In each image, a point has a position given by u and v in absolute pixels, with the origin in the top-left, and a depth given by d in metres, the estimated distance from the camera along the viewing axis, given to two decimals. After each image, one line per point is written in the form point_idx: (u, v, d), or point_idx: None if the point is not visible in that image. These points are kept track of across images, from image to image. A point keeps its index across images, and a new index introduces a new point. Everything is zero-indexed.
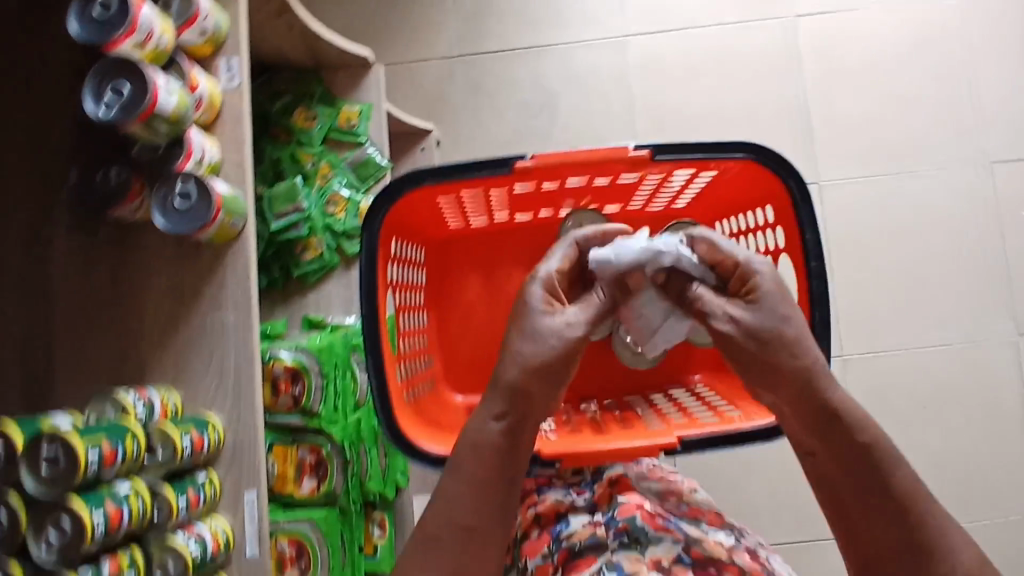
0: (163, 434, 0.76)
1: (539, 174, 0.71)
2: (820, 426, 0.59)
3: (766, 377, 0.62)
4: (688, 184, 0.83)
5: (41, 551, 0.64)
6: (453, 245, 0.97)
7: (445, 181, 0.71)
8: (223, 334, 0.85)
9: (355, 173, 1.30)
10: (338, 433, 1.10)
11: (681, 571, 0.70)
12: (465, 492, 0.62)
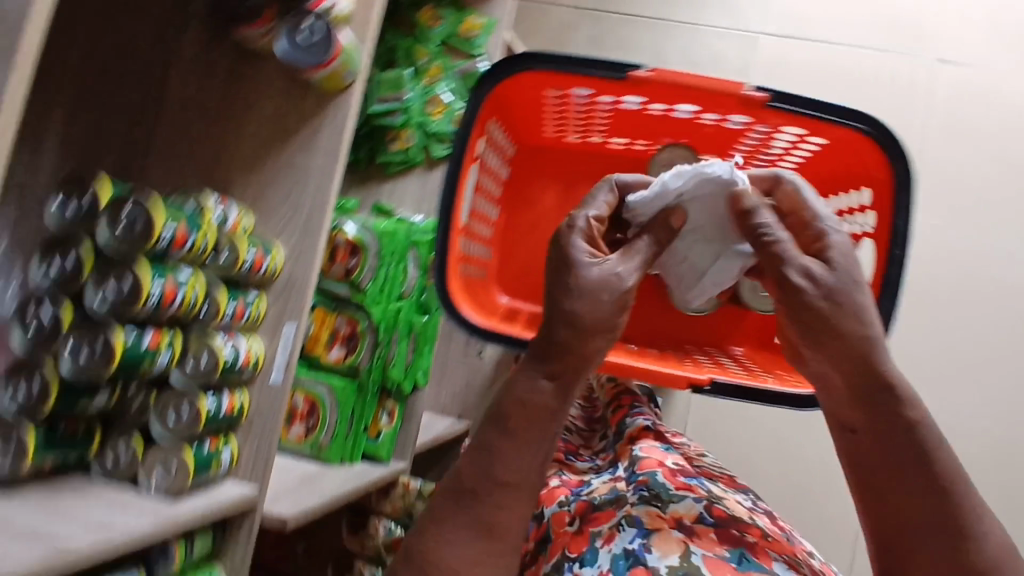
0: (231, 241, 0.79)
1: (652, 87, 0.76)
2: (871, 396, 0.67)
3: (828, 341, 0.69)
4: (792, 151, 0.90)
5: (96, 302, 0.68)
6: (543, 157, 1.02)
7: (559, 69, 0.77)
8: (307, 177, 0.87)
9: (462, 82, 1.32)
10: (376, 317, 1.13)
11: (700, 528, 0.76)
12: (510, 448, 0.71)
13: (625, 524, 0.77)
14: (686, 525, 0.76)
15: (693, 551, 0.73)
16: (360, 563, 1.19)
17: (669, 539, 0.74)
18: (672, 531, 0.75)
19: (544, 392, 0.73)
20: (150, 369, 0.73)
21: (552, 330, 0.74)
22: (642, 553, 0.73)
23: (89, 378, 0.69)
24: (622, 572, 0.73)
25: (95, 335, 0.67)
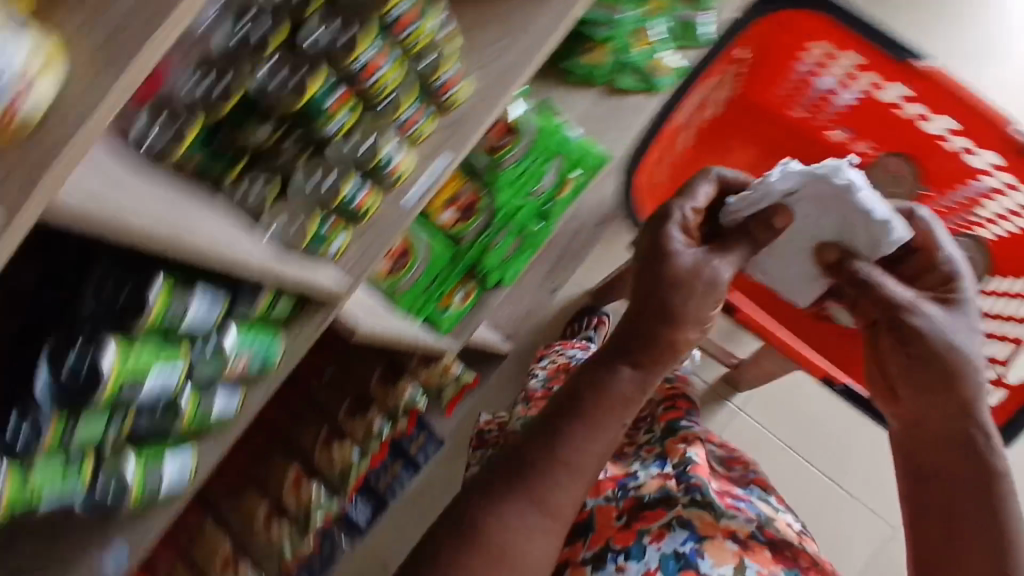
0: (439, 52, 0.79)
1: (909, 76, 1.27)
2: (947, 448, 0.72)
3: (928, 393, 0.76)
4: (1010, 217, 1.32)
5: (307, 42, 0.68)
6: (762, 115, 1.59)
7: (855, 34, 1.25)
8: (522, 33, 0.81)
9: (678, 28, 1.23)
10: (500, 202, 1.12)
11: (754, 547, 0.85)
12: (583, 426, 0.72)
13: (678, 526, 0.86)
14: (739, 537, 0.85)
15: (746, 564, 0.83)
16: (376, 410, 1.21)
17: (723, 550, 0.84)
18: (726, 542, 0.85)
19: (622, 388, 0.75)
20: (320, 129, 0.73)
21: (653, 330, 0.76)
22: (695, 558, 0.83)
23: (269, 105, 0.69)
24: (670, 572, 0.83)
25: (293, 70, 0.68)
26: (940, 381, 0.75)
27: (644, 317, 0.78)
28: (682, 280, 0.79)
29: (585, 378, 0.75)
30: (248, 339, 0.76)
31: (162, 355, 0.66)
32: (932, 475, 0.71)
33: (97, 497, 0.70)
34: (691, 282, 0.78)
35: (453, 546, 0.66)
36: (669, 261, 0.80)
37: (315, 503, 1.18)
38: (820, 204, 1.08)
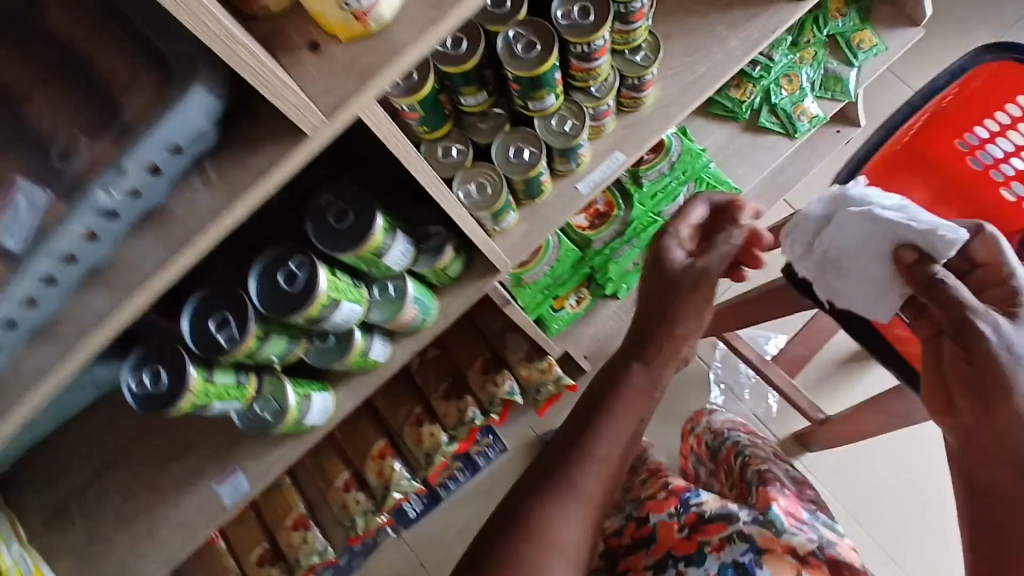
0: (654, 49, 0.78)
1: None
2: (1005, 457, 0.53)
3: (980, 399, 0.56)
4: None
5: (560, 15, 0.67)
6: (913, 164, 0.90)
7: None
8: (715, 49, 0.85)
9: (822, 80, 1.24)
10: (634, 216, 1.14)
11: (816, 567, 0.62)
12: (610, 428, 0.62)
13: (737, 538, 0.66)
14: (800, 552, 0.64)
15: None
16: (470, 398, 1.21)
17: (782, 561, 0.63)
18: (786, 556, 0.63)
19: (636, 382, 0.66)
20: (535, 101, 0.73)
21: (654, 328, 0.70)
22: (753, 571, 0.63)
23: (506, 67, 0.68)
24: None
25: (541, 38, 0.67)
26: (988, 404, 0.55)
27: (653, 318, 0.70)
28: (692, 285, 0.70)
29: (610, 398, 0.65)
30: (419, 293, 0.78)
31: (351, 291, 0.69)
32: (979, 504, 0.53)
33: (255, 410, 0.76)
34: (693, 277, 0.71)
35: (493, 535, 0.55)
36: (668, 260, 0.73)
37: (395, 481, 1.19)
38: (862, 238, 0.71)
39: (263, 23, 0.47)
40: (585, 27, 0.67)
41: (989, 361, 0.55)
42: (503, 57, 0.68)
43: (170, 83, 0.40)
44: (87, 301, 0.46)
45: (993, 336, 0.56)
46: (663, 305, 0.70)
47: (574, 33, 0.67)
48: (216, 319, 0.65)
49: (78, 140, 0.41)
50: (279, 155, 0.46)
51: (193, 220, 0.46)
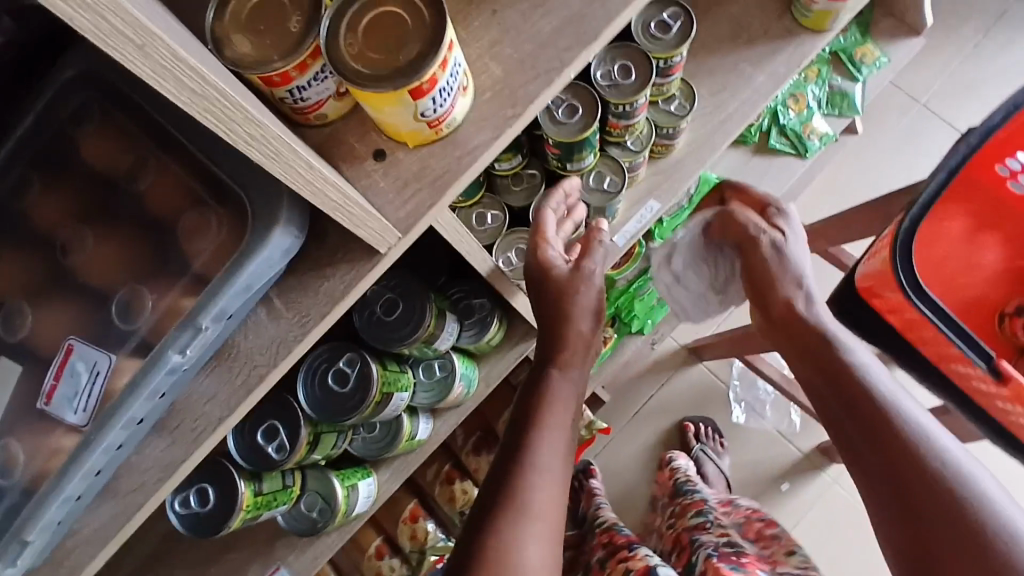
0: (689, 96, 0.75)
1: None
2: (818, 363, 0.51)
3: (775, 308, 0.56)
4: None
5: (601, 76, 0.64)
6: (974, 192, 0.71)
7: None
8: (742, 87, 0.82)
9: (828, 98, 1.22)
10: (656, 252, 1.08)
11: None
12: (519, 420, 0.54)
13: None
14: None
15: None
16: None
17: None
18: None
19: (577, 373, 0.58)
20: (574, 163, 0.69)
21: (553, 334, 0.60)
22: None
23: (548, 135, 0.65)
24: None
25: (581, 103, 0.64)
26: (788, 318, 0.54)
27: (549, 324, 0.61)
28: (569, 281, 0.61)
29: (529, 389, 0.57)
30: (465, 368, 0.74)
31: (400, 379, 0.65)
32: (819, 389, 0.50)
33: (302, 510, 0.71)
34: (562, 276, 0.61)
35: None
36: (543, 263, 0.62)
37: (431, 542, 1.14)
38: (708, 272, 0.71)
39: (317, 130, 0.43)
40: (627, 88, 0.64)
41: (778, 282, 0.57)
42: (545, 125, 0.65)
43: (245, 226, 0.36)
44: (153, 453, 0.43)
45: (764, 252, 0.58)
46: (550, 308, 0.61)
47: (617, 96, 0.64)
48: (264, 430, 0.60)
49: (140, 288, 0.38)
50: (351, 276, 0.41)
51: (260, 357, 0.42)
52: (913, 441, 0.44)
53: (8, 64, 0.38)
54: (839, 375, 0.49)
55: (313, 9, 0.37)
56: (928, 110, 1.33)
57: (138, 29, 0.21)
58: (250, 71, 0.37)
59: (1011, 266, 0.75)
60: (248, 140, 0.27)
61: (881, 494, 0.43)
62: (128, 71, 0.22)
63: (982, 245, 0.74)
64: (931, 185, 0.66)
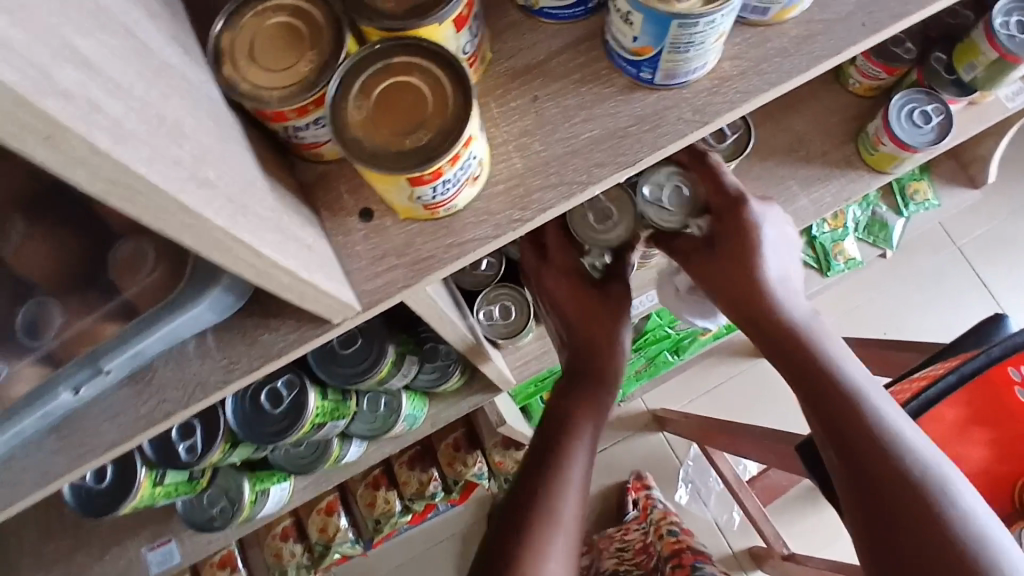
0: None
1: None
2: (804, 383, 0.49)
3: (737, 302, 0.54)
4: None
5: (650, 188, 0.60)
6: (978, 387, 0.64)
7: None
8: (784, 205, 0.76)
9: (865, 223, 1.12)
10: (648, 326, 1.05)
11: None
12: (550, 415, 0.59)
13: None
14: None
15: None
16: (435, 472, 1.13)
17: None
18: None
19: (614, 364, 0.63)
20: (590, 257, 0.65)
21: (575, 344, 0.64)
22: None
23: (578, 232, 0.63)
24: None
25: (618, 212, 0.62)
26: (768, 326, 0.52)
27: (583, 342, 0.63)
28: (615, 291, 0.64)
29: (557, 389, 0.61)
30: (413, 408, 0.70)
31: (339, 409, 0.61)
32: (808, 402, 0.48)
33: (204, 502, 0.68)
34: (594, 292, 0.64)
35: None
36: (570, 281, 0.64)
37: (337, 541, 1.13)
38: None
39: (309, 166, 0.39)
40: (673, 213, 0.60)
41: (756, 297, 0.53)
42: (575, 226, 0.62)
43: (181, 276, 0.32)
44: (34, 453, 0.39)
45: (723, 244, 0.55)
46: (585, 324, 0.63)
47: (659, 219, 0.60)
48: (180, 426, 0.57)
49: (57, 301, 0.34)
50: (294, 336, 0.37)
51: (173, 391, 0.38)
52: (899, 468, 0.43)
53: None
54: (828, 397, 0.47)
55: (331, 54, 0.33)
56: (962, 254, 1.24)
57: (42, 121, 0.18)
58: (242, 98, 0.32)
59: (996, 474, 0.64)
60: (179, 231, 0.24)
61: (874, 523, 0.43)
62: (30, 159, 0.19)
63: (969, 443, 0.64)
64: (941, 383, 0.64)
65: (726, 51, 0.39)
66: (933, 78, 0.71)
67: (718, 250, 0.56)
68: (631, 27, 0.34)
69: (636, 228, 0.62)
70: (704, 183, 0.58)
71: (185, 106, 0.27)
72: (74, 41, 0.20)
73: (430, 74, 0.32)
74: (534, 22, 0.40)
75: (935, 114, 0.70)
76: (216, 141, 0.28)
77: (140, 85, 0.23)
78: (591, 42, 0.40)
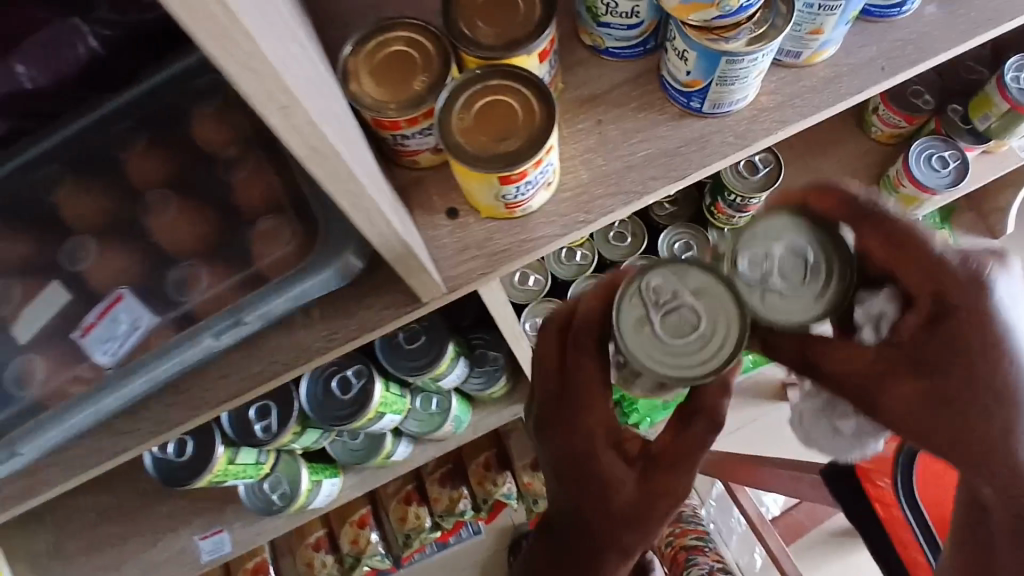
0: None
1: None
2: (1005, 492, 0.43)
3: (931, 411, 0.44)
4: None
5: (751, 257, 0.44)
6: None
7: None
8: None
9: None
10: None
11: None
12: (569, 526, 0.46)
13: None
14: None
15: None
16: (465, 490, 1.17)
17: None
18: None
19: (624, 545, 0.44)
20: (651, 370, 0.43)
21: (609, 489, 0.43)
22: None
23: (631, 335, 0.42)
24: None
25: (704, 305, 0.42)
26: (970, 436, 0.43)
27: (629, 493, 0.43)
28: (662, 451, 0.43)
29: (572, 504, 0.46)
30: (461, 411, 0.76)
31: (397, 403, 0.67)
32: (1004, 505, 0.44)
33: (265, 488, 0.73)
34: (631, 454, 0.45)
35: None
36: (587, 437, 0.45)
37: (368, 553, 1.17)
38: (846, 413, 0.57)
39: (405, 172, 0.46)
40: (794, 296, 0.43)
41: (957, 408, 0.43)
42: (629, 344, 0.42)
43: (311, 245, 0.39)
44: (155, 405, 0.45)
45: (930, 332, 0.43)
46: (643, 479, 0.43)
47: (779, 309, 0.43)
48: (257, 407, 0.63)
49: (199, 267, 0.41)
50: (387, 312, 0.44)
51: (281, 355, 0.44)
52: None
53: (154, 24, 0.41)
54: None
55: (440, 77, 0.40)
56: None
57: (286, 95, 0.23)
58: (367, 111, 0.40)
59: None
60: (343, 195, 0.30)
61: None
62: (266, 124, 0.24)
63: None
64: None
65: (764, 87, 0.46)
66: (950, 128, 0.77)
67: (924, 360, 0.44)
68: (686, 62, 0.42)
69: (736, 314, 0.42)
70: (890, 249, 0.44)
71: (336, 104, 0.34)
72: (287, 43, 0.26)
73: (520, 93, 0.40)
74: (599, 59, 0.47)
75: (952, 159, 0.77)
76: (353, 135, 0.34)
77: (314, 82, 0.29)
78: (648, 76, 0.47)
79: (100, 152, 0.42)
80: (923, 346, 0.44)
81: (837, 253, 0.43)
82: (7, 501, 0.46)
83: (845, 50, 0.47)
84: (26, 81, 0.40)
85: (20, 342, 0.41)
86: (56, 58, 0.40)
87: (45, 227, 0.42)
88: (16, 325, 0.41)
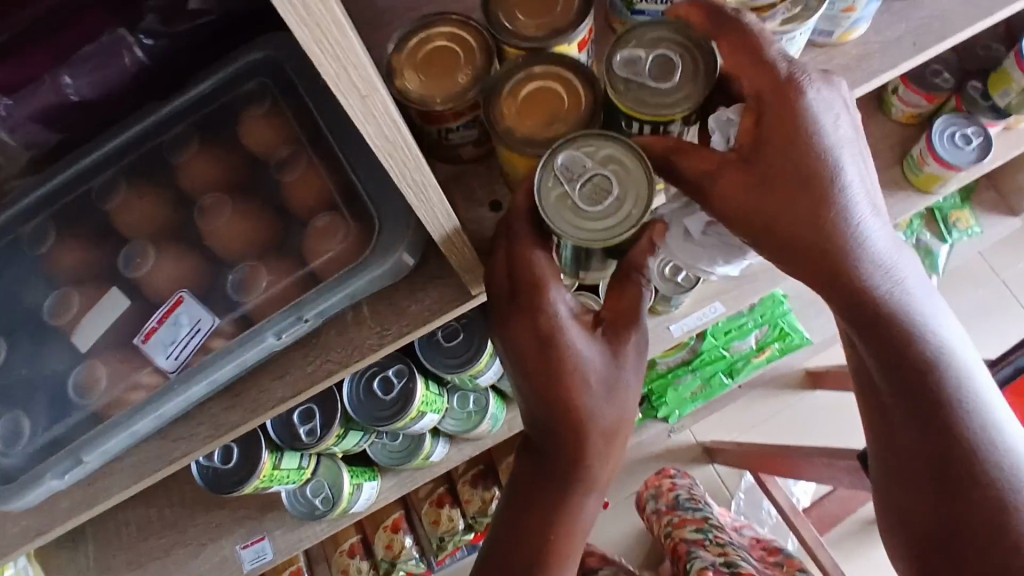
0: None
1: None
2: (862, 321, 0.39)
3: (788, 228, 0.37)
4: None
5: (621, 64, 0.38)
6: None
7: None
8: None
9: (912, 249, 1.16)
10: (704, 347, 1.09)
11: None
12: (537, 405, 0.43)
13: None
14: None
15: None
16: (496, 491, 1.18)
17: None
18: None
19: (603, 420, 0.42)
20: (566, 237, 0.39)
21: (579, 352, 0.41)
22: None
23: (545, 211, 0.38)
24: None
25: (617, 171, 0.38)
26: (819, 261, 0.38)
27: (601, 359, 0.42)
28: (615, 315, 0.43)
29: (535, 390, 0.42)
30: (497, 408, 0.77)
31: (436, 402, 0.67)
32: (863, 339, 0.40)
33: (307, 494, 0.74)
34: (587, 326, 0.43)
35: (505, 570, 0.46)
36: (549, 319, 0.40)
37: (403, 558, 1.17)
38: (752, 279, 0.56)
39: (449, 168, 0.47)
40: (672, 100, 0.38)
41: (802, 231, 0.37)
42: (553, 222, 0.38)
43: (367, 242, 0.39)
44: (215, 408, 0.46)
45: (759, 134, 0.37)
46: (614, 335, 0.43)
47: (648, 107, 0.38)
48: (301, 411, 0.64)
49: (254, 269, 0.41)
50: (438, 306, 0.44)
51: (336, 353, 0.45)
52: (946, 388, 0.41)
53: (199, 32, 0.42)
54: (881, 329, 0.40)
55: (482, 69, 0.41)
56: (1007, 289, 1.24)
57: (366, 84, 0.25)
58: (413, 104, 0.41)
59: None
60: (407, 185, 0.31)
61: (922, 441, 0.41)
62: (345, 112, 0.25)
63: None
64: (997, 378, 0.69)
65: None
66: (971, 105, 0.77)
67: (764, 171, 0.37)
68: None
69: (625, 155, 0.38)
70: (726, 50, 0.37)
71: None
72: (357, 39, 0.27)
73: (564, 77, 0.40)
74: None
75: (974, 135, 0.77)
76: None
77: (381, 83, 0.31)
78: None
79: (153, 157, 0.44)
80: (760, 157, 0.37)
81: (698, 57, 0.39)
82: (68, 511, 0.46)
83: (875, 27, 0.48)
84: (71, 92, 0.41)
85: (80, 351, 0.42)
86: (107, 67, 0.41)
87: (100, 236, 0.43)
88: (75, 334, 0.42)
